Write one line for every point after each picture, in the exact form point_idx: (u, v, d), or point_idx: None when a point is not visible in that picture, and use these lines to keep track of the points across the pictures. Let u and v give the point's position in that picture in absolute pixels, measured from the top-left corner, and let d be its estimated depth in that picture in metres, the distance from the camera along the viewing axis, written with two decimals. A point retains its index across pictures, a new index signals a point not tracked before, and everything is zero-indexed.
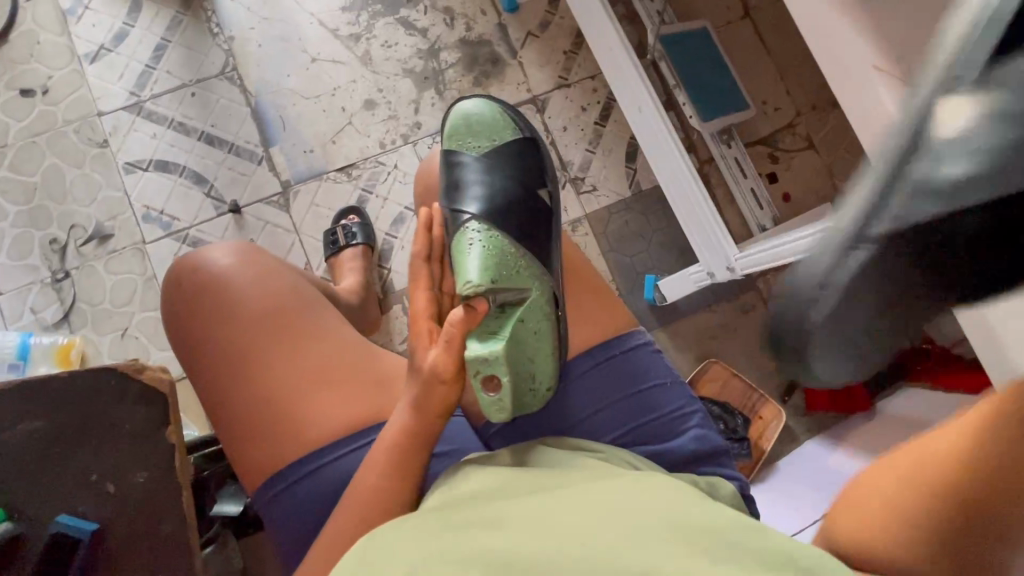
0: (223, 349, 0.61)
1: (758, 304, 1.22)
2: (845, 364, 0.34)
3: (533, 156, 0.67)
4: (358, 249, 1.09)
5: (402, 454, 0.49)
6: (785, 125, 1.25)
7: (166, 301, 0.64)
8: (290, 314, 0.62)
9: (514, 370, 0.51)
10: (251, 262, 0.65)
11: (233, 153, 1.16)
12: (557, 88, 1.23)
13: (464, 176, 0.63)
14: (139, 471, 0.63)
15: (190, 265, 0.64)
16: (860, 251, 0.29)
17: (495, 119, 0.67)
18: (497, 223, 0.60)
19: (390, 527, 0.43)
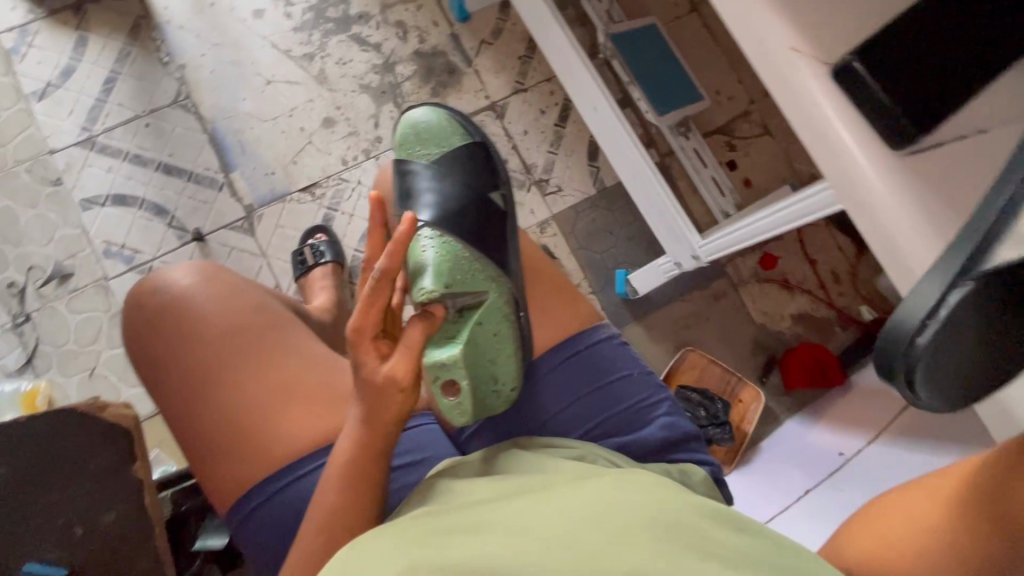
0: (188, 369, 0.60)
1: (729, 290, 1.24)
2: (945, 393, 0.35)
3: (483, 159, 0.67)
4: (327, 267, 1.07)
5: (364, 467, 0.48)
6: (740, 113, 1.28)
7: (128, 325, 0.64)
8: (255, 329, 0.62)
9: (474, 373, 0.52)
10: (215, 281, 0.64)
11: (192, 181, 1.15)
12: (515, 94, 1.25)
13: (416, 185, 0.64)
14: (107, 511, 0.61)
15: (151, 286, 0.63)
16: (968, 282, 0.31)
17: (443, 126, 0.67)
18: (451, 228, 0.60)
19: (370, 536, 0.40)
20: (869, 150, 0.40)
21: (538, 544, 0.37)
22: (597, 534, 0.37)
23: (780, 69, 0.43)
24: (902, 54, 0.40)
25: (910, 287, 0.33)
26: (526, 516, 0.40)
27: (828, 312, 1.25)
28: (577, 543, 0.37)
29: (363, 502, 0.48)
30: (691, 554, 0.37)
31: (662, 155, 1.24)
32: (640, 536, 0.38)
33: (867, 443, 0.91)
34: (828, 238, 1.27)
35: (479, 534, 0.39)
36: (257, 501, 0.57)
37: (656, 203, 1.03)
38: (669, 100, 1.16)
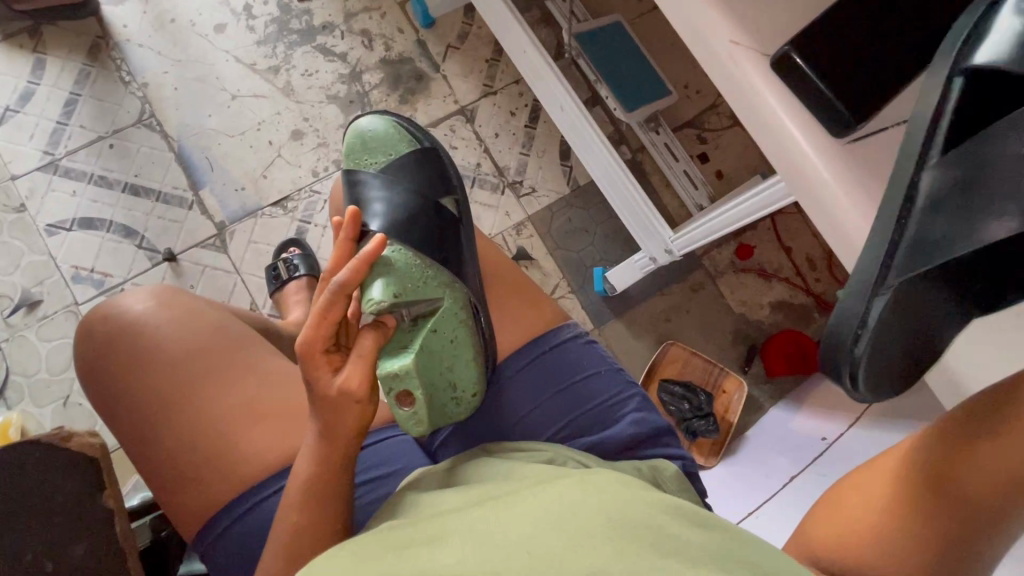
0: (146, 395, 0.59)
1: (707, 282, 1.25)
2: (892, 375, 0.47)
3: (434, 164, 0.67)
4: (302, 280, 1.06)
5: (327, 484, 0.48)
6: (708, 106, 1.29)
7: (81, 355, 0.62)
8: (213, 350, 0.61)
9: (431, 380, 0.52)
10: (170, 303, 0.63)
11: (161, 201, 1.13)
12: (484, 97, 1.24)
13: (365, 194, 0.64)
14: (77, 543, 0.60)
15: (104, 314, 0.62)
16: (880, 298, 0.44)
17: (391, 134, 0.67)
18: (401, 236, 0.60)
19: (328, 555, 0.39)
20: (806, 141, 0.41)
21: (500, 550, 0.35)
22: (561, 536, 0.36)
23: (721, 61, 0.43)
24: (828, 45, 0.41)
25: (841, 302, 0.46)
26: (489, 521, 0.39)
27: (805, 298, 1.26)
28: (540, 546, 0.35)
29: (326, 521, 0.47)
30: (659, 551, 0.35)
31: (634, 151, 1.25)
32: (606, 536, 0.36)
33: (850, 427, 0.92)
34: (802, 225, 1.28)
35: (441, 544, 0.37)
36: (226, 524, 0.57)
37: (627, 199, 1.03)
38: (636, 95, 1.16)
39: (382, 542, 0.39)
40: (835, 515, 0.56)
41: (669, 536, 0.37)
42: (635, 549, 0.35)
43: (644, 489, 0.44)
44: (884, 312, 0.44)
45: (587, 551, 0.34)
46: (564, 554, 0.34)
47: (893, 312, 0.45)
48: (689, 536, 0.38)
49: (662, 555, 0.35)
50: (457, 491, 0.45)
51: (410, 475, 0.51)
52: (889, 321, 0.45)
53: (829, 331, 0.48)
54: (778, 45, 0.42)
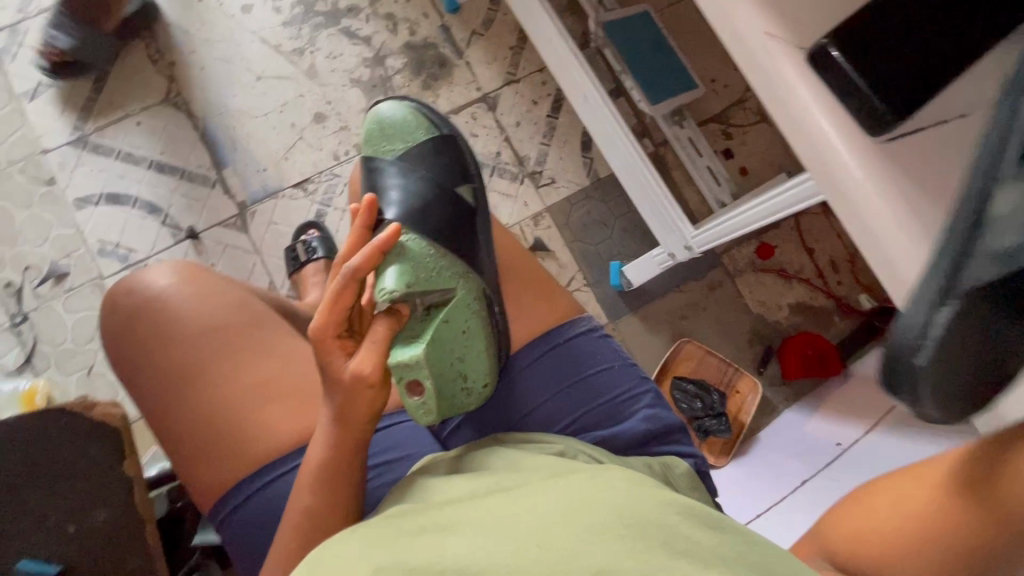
0: (166, 370, 0.61)
1: (725, 280, 1.23)
2: (958, 399, 0.35)
3: (451, 152, 0.67)
4: (320, 263, 1.07)
5: (336, 469, 0.48)
6: (735, 100, 1.26)
7: (105, 328, 0.64)
8: (231, 328, 0.62)
9: (442, 370, 0.51)
10: (191, 279, 0.64)
11: (185, 179, 1.15)
12: (506, 85, 1.23)
13: (383, 182, 0.64)
14: (98, 510, 0.62)
15: (126, 289, 0.63)
16: (947, 306, 0.31)
17: (408, 120, 0.67)
18: (417, 225, 0.59)
19: (340, 539, 0.40)
20: (839, 141, 0.40)
21: (510, 541, 0.36)
22: (569, 531, 0.36)
23: (751, 54, 0.42)
24: (866, 38, 0.39)
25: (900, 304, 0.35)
26: (498, 511, 0.39)
27: (826, 301, 1.24)
28: (554, 540, 0.36)
29: (337, 505, 0.48)
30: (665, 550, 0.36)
31: (656, 145, 1.23)
32: (616, 533, 0.37)
33: (865, 432, 0.90)
34: (826, 226, 1.25)
35: (451, 532, 0.38)
36: (241, 501, 0.58)
37: (649, 194, 1.02)
38: (661, 88, 1.14)
39: (394, 524, 0.40)
40: (856, 513, 0.47)
41: (678, 535, 0.37)
42: (643, 548, 0.36)
43: (655, 487, 0.43)
44: (959, 323, 0.31)
45: (595, 548, 0.35)
46: (574, 550, 0.35)
47: (981, 326, 0.32)
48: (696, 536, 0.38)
49: (675, 555, 0.36)
50: (467, 480, 0.45)
51: (421, 461, 0.52)
52: (970, 334, 0.32)
53: (889, 339, 0.35)
54: (815, 38, 0.41)
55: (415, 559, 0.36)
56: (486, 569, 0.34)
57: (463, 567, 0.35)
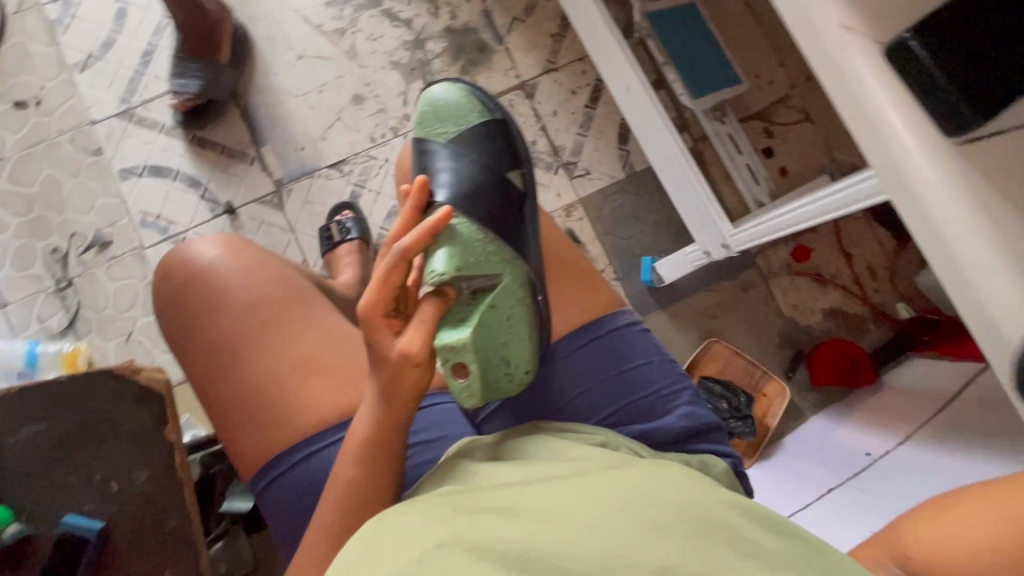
0: (216, 339, 0.62)
1: (758, 281, 1.21)
2: None
3: (502, 137, 0.67)
4: (353, 243, 1.08)
5: (380, 446, 0.49)
6: (779, 98, 1.23)
7: (157, 295, 0.65)
8: (279, 302, 0.63)
9: (486, 355, 0.52)
10: (241, 253, 0.66)
11: (225, 155, 1.17)
12: (545, 73, 1.22)
13: (433, 163, 0.64)
14: (140, 470, 0.64)
15: (179, 258, 0.65)
16: None
17: (461, 102, 0.67)
18: (467, 209, 0.60)
19: (396, 511, 0.40)
20: (910, 140, 0.38)
21: (573, 529, 0.37)
22: (631, 522, 0.38)
23: (828, 47, 0.40)
24: (950, 33, 0.37)
25: None
26: (554, 499, 0.40)
27: (861, 308, 1.21)
28: (615, 534, 0.37)
29: (380, 480, 0.49)
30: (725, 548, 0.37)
31: (695, 140, 1.21)
32: (680, 531, 0.38)
33: (898, 444, 0.89)
34: (867, 231, 1.22)
35: (508, 515, 0.38)
36: (281, 470, 0.60)
37: (690, 190, 1.01)
38: (705, 82, 1.11)
39: (447, 501, 0.40)
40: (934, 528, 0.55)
41: (736, 535, 0.39)
42: (703, 547, 0.37)
43: (707, 483, 0.44)
44: None
45: (658, 544, 0.37)
46: (636, 543, 0.36)
47: None
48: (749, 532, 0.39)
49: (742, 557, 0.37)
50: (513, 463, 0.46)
51: (457, 442, 0.52)
52: None
53: None
54: (894, 33, 0.39)
55: (476, 538, 0.36)
56: (551, 555, 0.36)
57: (525, 550, 0.36)
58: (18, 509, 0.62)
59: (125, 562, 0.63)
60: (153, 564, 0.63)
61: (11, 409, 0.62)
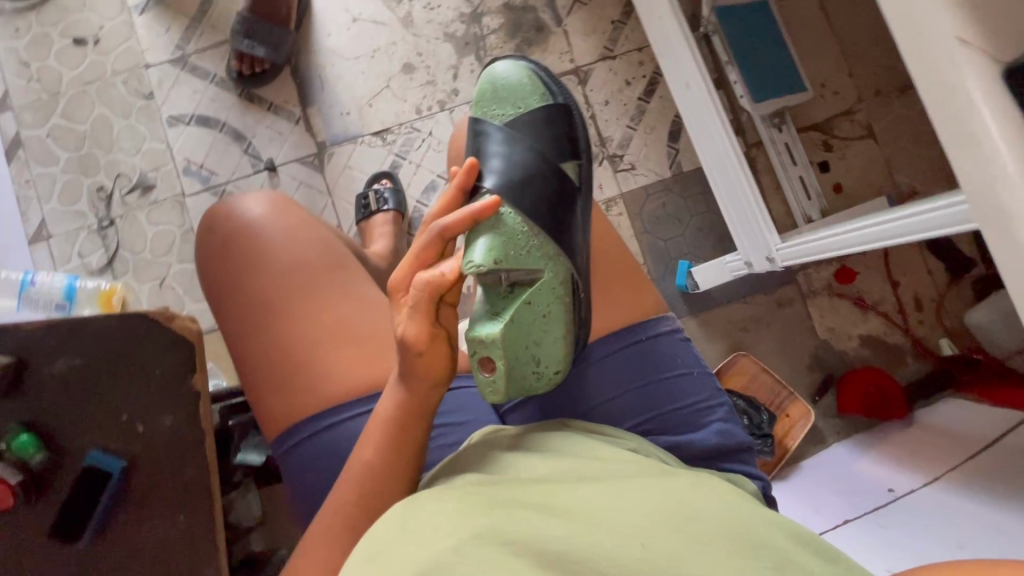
0: (255, 296, 0.64)
1: (796, 299, 1.17)
2: None
3: (560, 123, 0.64)
4: (389, 214, 1.08)
5: (401, 429, 0.49)
6: (843, 111, 1.17)
7: (201, 245, 0.68)
8: (319, 269, 0.65)
9: (517, 353, 0.51)
10: (286, 213, 0.68)
11: (271, 112, 1.17)
12: (601, 60, 1.18)
13: (487, 146, 0.62)
14: (166, 415, 0.65)
15: (227, 211, 0.67)
16: None
17: (523, 84, 0.65)
18: (517, 197, 0.57)
19: (428, 496, 0.39)
20: (1018, 171, 0.35)
21: (614, 536, 0.36)
22: (673, 536, 0.37)
23: (936, 61, 0.37)
24: None
25: None
26: (592, 501, 0.39)
27: (901, 339, 1.16)
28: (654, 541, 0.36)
29: (398, 464, 0.48)
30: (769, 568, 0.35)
31: (749, 145, 1.16)
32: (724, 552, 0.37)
33: (924, 484, 0.86)
34: (919, 260, 1.16)
35: (546, 513, 0.37)
36: (303, 437, 0.62)
37: (739, 198, 0.97)
38: (770, 84, 1.06)
39: (483, 493, 0.39)
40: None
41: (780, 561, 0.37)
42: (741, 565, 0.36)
43: (749, 506, 0.43)
44: None
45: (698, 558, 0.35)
46: (676, 556, 0.35)
47: None
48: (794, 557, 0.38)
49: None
50: (545, 457, 0.45)
51: (479, 431, 0.52)
52: None
53: None
54: (1017, 53, 0.36)
55: (510, 534, 0.35)
56: (589, 559, 0.34)
57: (563, 553, 0.34)
58: (49, 438, 0.63)
59: (146, 500, 0.65)
60: (171, 506, 0.65)
61: (44, 341, 0.63)
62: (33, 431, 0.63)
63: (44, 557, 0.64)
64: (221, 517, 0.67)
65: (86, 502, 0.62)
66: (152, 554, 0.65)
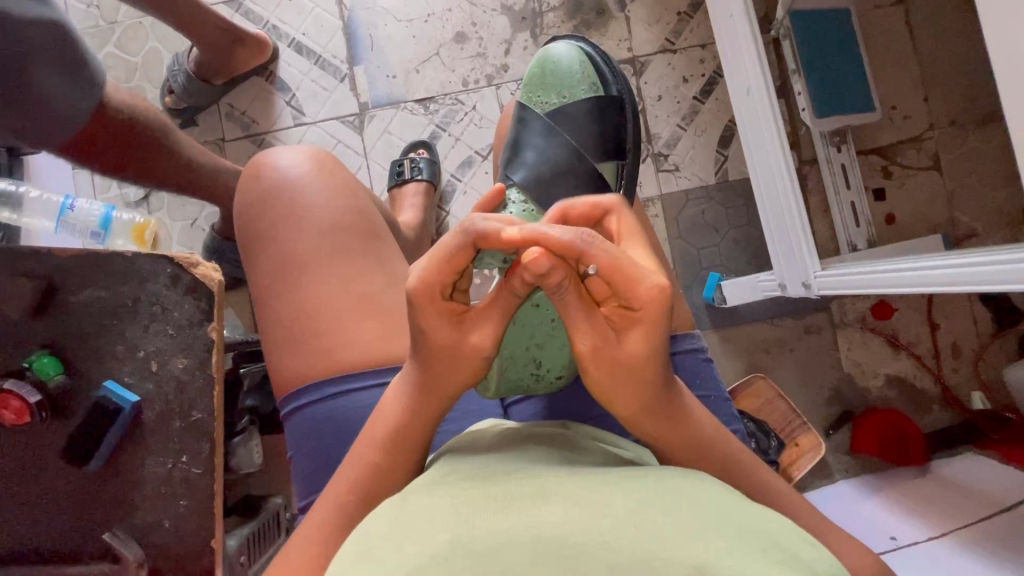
0: (288, 252, 0.67)
1: (826, 327, 1.13)
2: None
3: (608, 116, 0.64)
4: (421, 185, 1.07)
5: (403, 433, 0.48)
6: (912, 137, 1.10)
7: (244, 189, 0.70)
8: (353, 238, 0.68)
9: (515, 354, 0.55)
10: (331, 175, 0.70)
11: (318, 66, 1.16)
12: (660, 53, 1.13)
13: (526, 136, 0.63)
14: (178, 357, 0.66)
15: (274, 163, 0.69)
16: None
17: (574, 71, 0.64)
18: (545, 193, 0.59)
19: (421, 492, 0.38)
20: None
21: (608, 520, 0.32)
22: None
23: None
24: None
25: None
26: (591, 490, 0.35)
27: (931, 385, 1.11)
28: (650, 523, 0.31)
29: (398, 466, 0.48)
30: (791, 569, 0.30)
31: (802, 162, 1.10)
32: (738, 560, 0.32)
33: (929, 537, 0.82)
34: (964, 306, 1.10)
35: (541, 500, 0.34)
36: (313, 399, 0.64)
37: (782, 219, 0.93)
38: (837, 100, 0.99)
39: (478, 488, 0.36)
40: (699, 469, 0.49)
41: (807, 568, 0.31)
42: (761, 562, 0.30)
43: None
44: None
45: (702, 540, 0.30)
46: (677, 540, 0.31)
47: None
48: (822, 569, 0.31)
49: None
50: (543, 451, 0.43)
51: (485, 421, 0.52)
52: None
53: None
54: None
55: (505, 524, 0.32)
56: None
57: (557, 538, 0.30)
58: (69, 363, 0.65)
59: (152, 436, 0.67)
60: (174, 445, 0.67)
61: (76, 269, 0.65)
62: (55, 355, 0.65)
63: (57, 472, 0.67)
64: (220, 463, 0.67)
65: (97, 429, 0.65)
66: (154, 487, 0.67)
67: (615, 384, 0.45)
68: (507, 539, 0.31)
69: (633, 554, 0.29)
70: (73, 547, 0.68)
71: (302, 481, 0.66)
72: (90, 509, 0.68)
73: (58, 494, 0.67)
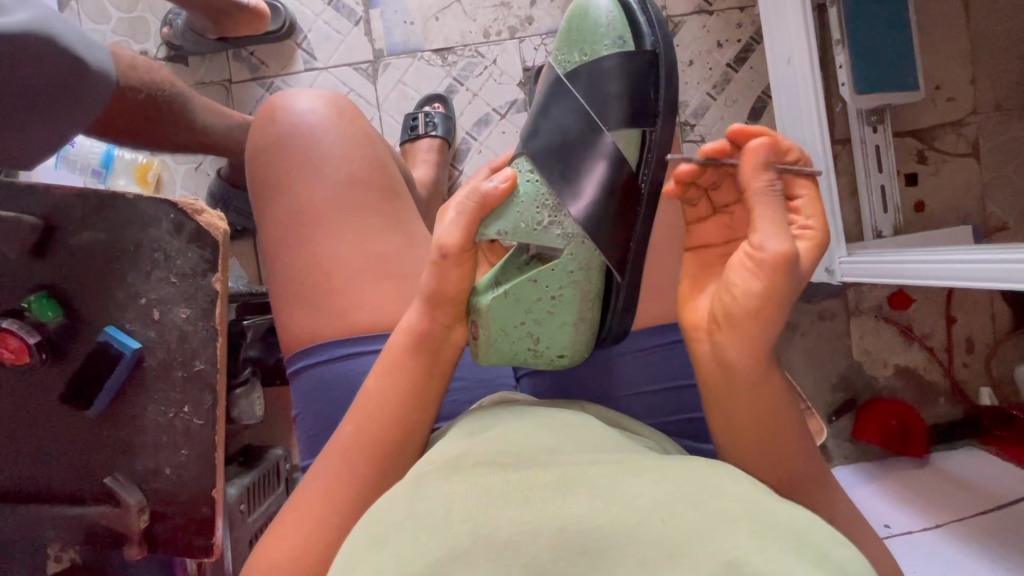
0: (292, 209, 0.64)
1: (840, 314, 1.11)
2: None
3: (635, 76, 0.57)
4: (436, 141, 1.02)
5: (406, 368, 0.51)
6: (952, 121, 1.04)
7: (253, 140, 0.67)
8: (358, 197, 0.65)
9: (511, 330, 0.53)
10: (339, 126, 0.66)
11: (332, 7, 1.09)
12: (696, 14, 1.06)
13: (547, 103, 0.59)
14: (182, 308, 0.64)
15: (280, 115, 0.66)
16: None
17: (602, 26, 0.58)
18: (553, 164, 0.56)
19: (436, 476, 0.36)
20: None
21: (634, 512, 0.30)
22: None
23: None
24: None
25: None
26: (612, 478, 0.34)
27: (939, 377, 1.10)
28: (678, 517, 0.30)
29: (407, 406, 0.50)
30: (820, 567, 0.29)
31: (835, 141, 1.06)
32: None
33: (924, 528, 0.82)
34: (985, 302, 1.07)
35: (565, 489, 0.32)
36: (324, 359, 0.63)
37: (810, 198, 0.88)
38: (880, 76, 0.93)
39: (496, 473, 0.35)
40: (772, 444, 0.47)
41: (833, 565, 0.29)
42: (795, 558, 0.29)
43: None
44: None
45: (731, 535, 0.29)
46: (710, 532, 0.29)
47: None
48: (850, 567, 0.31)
49: None
50: (560, 439, 0.40)
51: (495, 395, 0.51)
52: None
53: None
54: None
55: (530, 516, 0.31)
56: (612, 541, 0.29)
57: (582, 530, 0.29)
58: (68, 305, 0.63)
59: (154, 385, 0.66)
60: (176, 394, 0.66)
61: (77, 210, 0.62)
62: (53, 296, 0.63)
63: (58, 414, 0.66)
64: (222, 415, 0.67)
65: (99, 373, 0.64)
66: (157, 435, 0.67)
67: (748, 298, 0.44)
68: (530, 530, 0.30)
69: (656, 550, 0.29)
70: (74, 488, 0.68)
71: (306, 439, 0.65)
72: (92, 452, 0.67)
73: (58, 435, 0.67)
